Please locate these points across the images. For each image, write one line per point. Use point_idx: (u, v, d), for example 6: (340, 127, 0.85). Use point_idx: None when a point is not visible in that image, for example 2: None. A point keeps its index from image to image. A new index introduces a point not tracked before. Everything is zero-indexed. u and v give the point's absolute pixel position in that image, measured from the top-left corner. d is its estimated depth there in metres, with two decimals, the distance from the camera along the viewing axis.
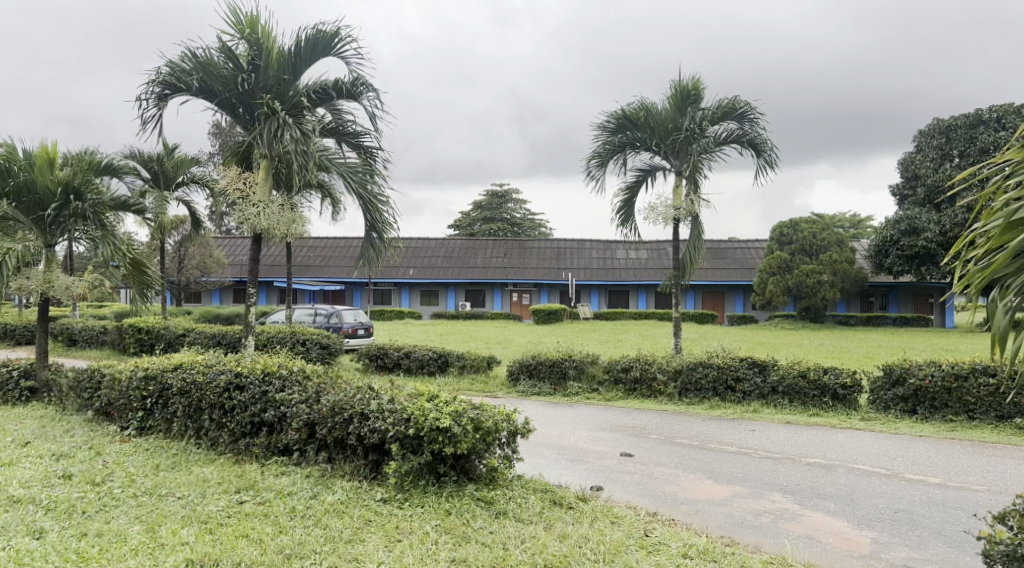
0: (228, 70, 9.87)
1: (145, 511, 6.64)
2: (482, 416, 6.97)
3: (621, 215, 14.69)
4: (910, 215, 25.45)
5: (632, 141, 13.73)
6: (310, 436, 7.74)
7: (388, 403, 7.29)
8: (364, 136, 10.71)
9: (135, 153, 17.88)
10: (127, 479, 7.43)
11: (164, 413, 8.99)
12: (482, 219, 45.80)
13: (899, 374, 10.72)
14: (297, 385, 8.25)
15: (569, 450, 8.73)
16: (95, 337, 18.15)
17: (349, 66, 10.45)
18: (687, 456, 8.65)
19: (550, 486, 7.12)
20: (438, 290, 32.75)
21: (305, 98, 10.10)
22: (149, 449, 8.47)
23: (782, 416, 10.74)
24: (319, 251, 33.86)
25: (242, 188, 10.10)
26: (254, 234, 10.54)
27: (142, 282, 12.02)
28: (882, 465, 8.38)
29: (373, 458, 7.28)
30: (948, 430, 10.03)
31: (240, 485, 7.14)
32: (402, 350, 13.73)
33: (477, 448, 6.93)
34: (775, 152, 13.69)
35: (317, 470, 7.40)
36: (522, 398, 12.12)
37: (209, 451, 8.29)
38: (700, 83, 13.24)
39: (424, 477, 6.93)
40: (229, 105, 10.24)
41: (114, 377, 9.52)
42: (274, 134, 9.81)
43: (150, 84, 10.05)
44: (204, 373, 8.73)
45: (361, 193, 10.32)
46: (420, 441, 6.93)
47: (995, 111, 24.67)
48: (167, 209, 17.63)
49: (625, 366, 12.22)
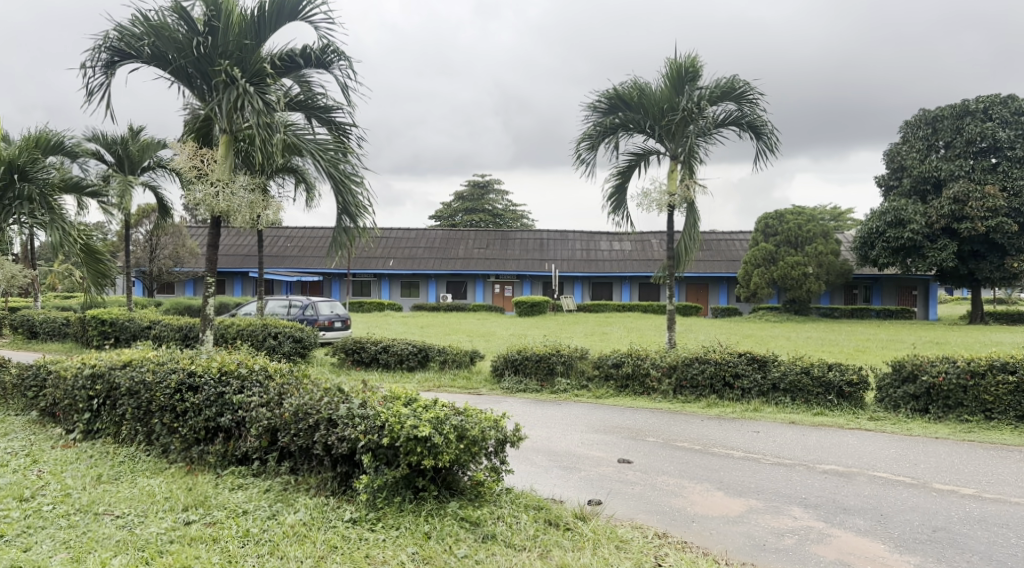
0: (182, 33, 8.90)
1: (74, 535, 5.75)
2: (467, 423, 6.10)
3: (612, 202, 13.85)
4: (896, 206, 24.53)
5: (625, 122, 12.88)
6: (272, 443, 6.84)
7: (359, 407, 6.38)
8: (337, 110, 9.79)
9: (97, 134, 16.76)
10: (60, 494, 6.51)
11: (111, 415, 8.04)
12: (463, 209, 44.87)
13: (910, 370, 9.95)
14: (257, 386, 7.34)
15: (561, 456, 7.91)
16: (56, 329, 17.01)
17: (319, 32, 9.50)
18: (691, 463, 7.83)
19: (543, 501, 6.29)
20: (418, 281, 31.80)
21: (268, 67, 9.15)
22: (95, 456, 7.54)
23: (785, 416, 9.96)
24: (296, 241, 32.76)
25: (199, 166, 9.12)
26: (213, 218, 9.60)
27: (98, 270, 10.72)
28: (905, 473, 7.61)
29: (343, 470, 6.37)
30: (965, 431, 9.27)
31: (188, 502, 6.23)
32: (380, 344, 12.81)
33: (460, 460, 6.04)
34: (774, 136, 12.90)
35: (279, 483, 6.51)
36: (508, 396, 11.26)
37: (159, 460, 7.36)
38: (697, 61, 12.35)
39: (400, 493, 6.07)
40: (186, 75, 9.26)
41: (60, 374, 8.57)
42: (234, 106, 8.90)
43: (96, 51, 9.06)
44: (154, 373, 7.76)
45: (331, 172, 9.38)
46: (395, 451, 6.05)
47: (982, 101, 24.10)
48: (132, 195, 16.54)
49: (616, 361, 11.39)
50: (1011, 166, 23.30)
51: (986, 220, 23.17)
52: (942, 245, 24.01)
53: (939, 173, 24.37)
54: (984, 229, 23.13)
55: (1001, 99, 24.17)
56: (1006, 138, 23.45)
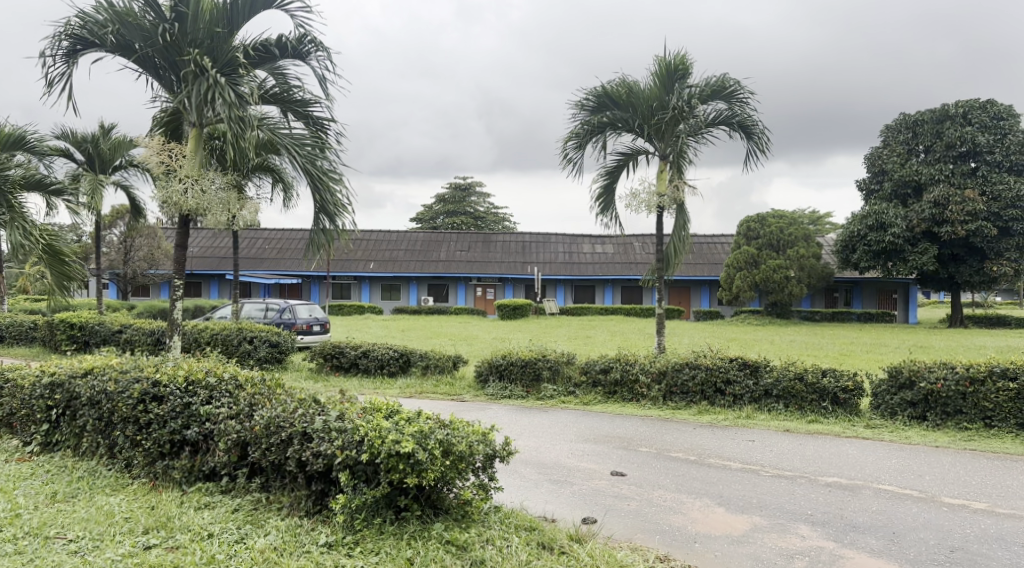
0: (149, 20, 8.39)
1: (20, 563, 5.26)
2: (454, 438, 5.66)
3: (601, 203, 13.45)
4: (877, 209, 24.31)
5: (614, 121, 12.46)
6: (242, 458, 6.35)
7: (336, 420, 5.91)
8: (314, 105, 9.31)
9: (66, 132, 16.09)
10: (9, 514, 5.98)
11: (71, 426, 7.51)
12: (445, 212, 44.41)
13: (907, 377, 9.61)
14: (226, 396, 6.83)
15: (551, 468, 7.48)
16: (24, 333, 16.33)
17: (295, 22, 9.01)
18: (688, 476, 7.41)
19: (534, 521, 5.88)
20: (399, 283, 31.25)
21: (241, 56, 8.64)
22: (51, 471, 7.01)
23: (779, 423, 9.59)
24: (274, 243, 32.10)
25: (166, 160, 8.62)
26: (181, 217, 9.07)
27: (62, 274, 10.00)
28: (912, 485, 7.22)
29: (318, 488, 5.88)
30: (965, 439, 8.92)
31: (149, 524, 5.74)
32: (360, 349, 12.31)
33: (446, 477, 5.60)
34: (765, 136, 12.55)
35: (249, 502, 6.03)
36: (492, 403, 10.79)
37: (121, 476, 6.84)
38: (686, 58, 11.94)
39: (379, 515, 5.61)
40: (153, 64, 8.75)
41: (16, 383, 8.00)
42: (204, 98, 8.37)
43: (56, 39, 8.52)
44: (116, 381, 7.23)
45: (308, 169, 8.89)
46: (375, 468, 5.61)
47: (962, 106, 23.96)
48: (103, 195, 15.93)
49: (604, 368, 10.99)
50: (990, 171, 23.24)
51: (966, 224, 23.06)
52: (922, 248, 23.79)
53: (919, 177, 24.17)
54: (964, 232, 23.01)
55: (979, 103, 24.11)
56: (986, 143, 23.29)
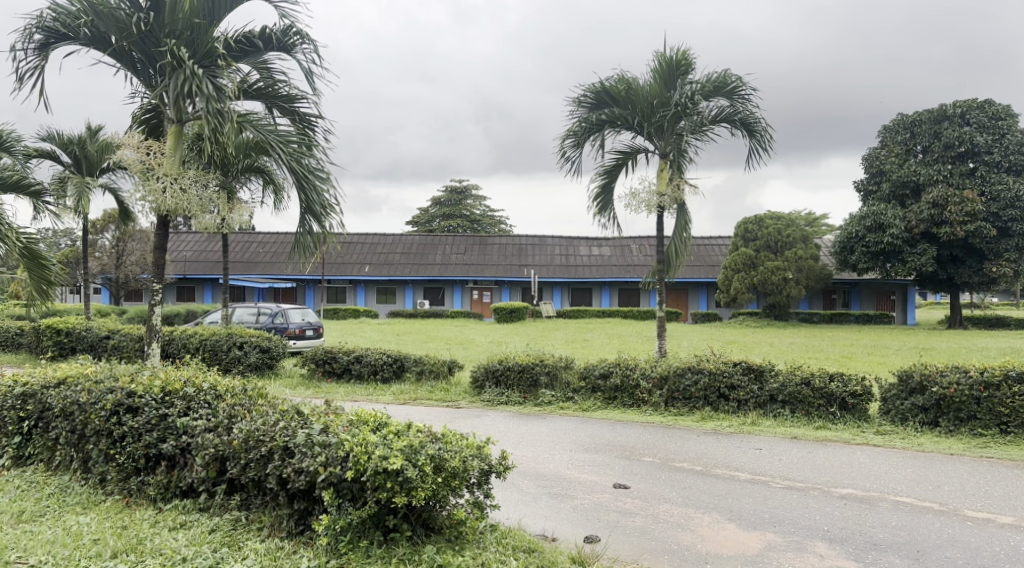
0: (124, 11, 8.00)
1: None
2: (445, 453, 5.26)
3: (598, 203, 13.07)
4: (876, 210, 23.95)
5: (613, 119, 12.06)
6: (220, 474, 5.94)
7: (319, 434, 5.49)
8: (301, 100, 8.92)
9: (53, 133, 15.65)
10: None
11: (45, 438, 7.07)
12: (441, 215, 43.99)
13: (919, 381, 9.21)
14: (205, 407, 6.40)
15: (550, 481, 7.07)
16: (9, 339, 15.82)
17: (280, 13, 8.62)
18: (694, 488, 7.02)
19: (534, 541, 5.49)
20: (394, 287, 30.84)
21: (220, 48, 8.23)
22: (21, 487, 6.57)
23: (786, 431, 9.18)
24: (268, 246, 31.66)
25: (144, 159, 8.21)
26: (161, 218, 8.64)
27: (42, 278, 9.59)
28: (930, 498, 6.83)
29: (301, 506, 5.48)
30: (980, 446, 8.53)
31: (118, 547, 5.34)
32: (353, 354, 11.89)
33: (438, 495, 5.19)
34: (769, 133, 12.16)
35: (227, 522, 5.63)
36: (487, 410, 10.36)
37: (94, 492, 6.40)
38: (687, 53, 11.53)
39: (366, 536, 5.21)
40: (129, 58, 8.36)
41: None
42: (181, 91, 7.97)
43: (27, 30, 8.10)
44: (89, 392, 6.78)
45: (294, 167, 8.49)
46: (361, 486, 5.21)
47: (961, 105, 23.61)
48: (90, 198, 15.46)
49: (604, 372, 10.59)
50: (989, 171, 22.86)
51: (965, 224, 22.68)
52: (921, 249, 23.39)
53: (918, 177, 23.78)
54: (964, 233, 22.61)
55: (977, 103, 23.80)
56: (984, 143, 22.95)
